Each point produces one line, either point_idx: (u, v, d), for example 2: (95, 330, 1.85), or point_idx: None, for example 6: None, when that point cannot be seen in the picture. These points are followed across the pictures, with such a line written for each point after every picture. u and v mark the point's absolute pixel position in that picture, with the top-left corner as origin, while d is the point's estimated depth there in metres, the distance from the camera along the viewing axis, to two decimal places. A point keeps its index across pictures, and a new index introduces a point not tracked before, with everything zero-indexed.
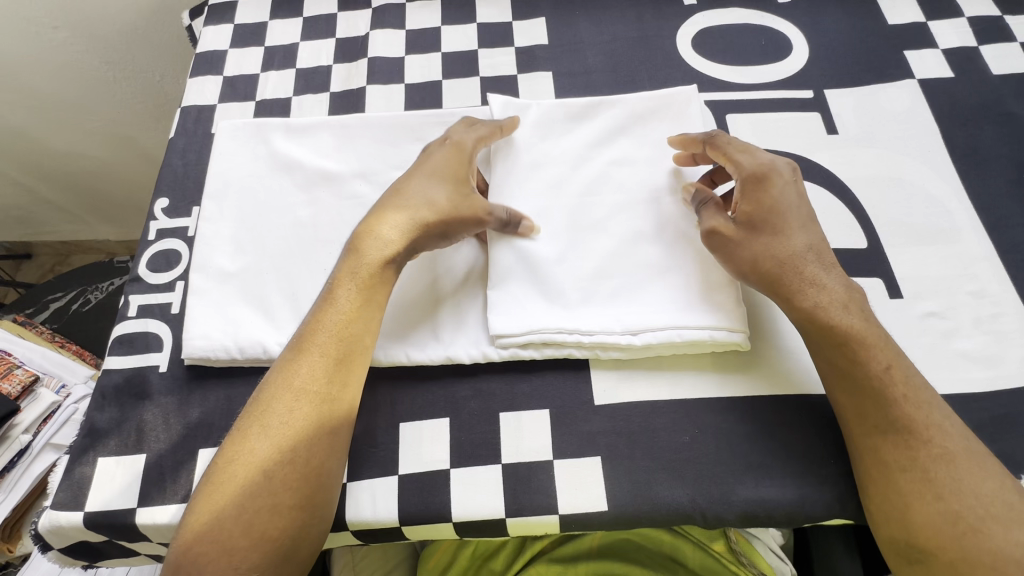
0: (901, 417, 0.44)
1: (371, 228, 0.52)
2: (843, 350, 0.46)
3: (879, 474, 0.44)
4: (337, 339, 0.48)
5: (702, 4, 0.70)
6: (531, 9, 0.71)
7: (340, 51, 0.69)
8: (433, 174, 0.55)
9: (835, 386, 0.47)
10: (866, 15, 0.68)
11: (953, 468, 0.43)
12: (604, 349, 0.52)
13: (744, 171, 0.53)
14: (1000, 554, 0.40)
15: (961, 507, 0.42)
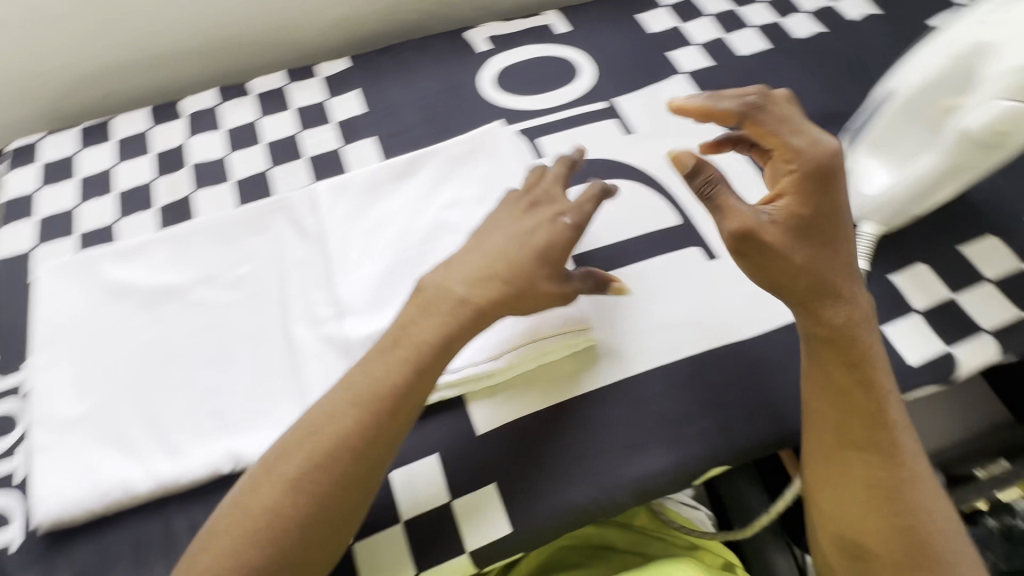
0: (884, 439, 0.48)
1: (426, 320, 0.48)
2: (838, 357, 0.48)
3: (845, 486, 0.48)
4: (359, 466, 0.44)
5: (495, 47, 0.78)
6: (341, 83, 0.75)
7: (160, 165, 0.69)
8: (493, 260, 0.48)
9: (845, 405, 0.48)
10: (631, 31, 0.79)
11: (913, 486, 0.47)
12: (471, 380, 0.53)
13: (791, 178, 0.46)
14: (932, 563, 0.46)
15: (913, 521, 0.46)
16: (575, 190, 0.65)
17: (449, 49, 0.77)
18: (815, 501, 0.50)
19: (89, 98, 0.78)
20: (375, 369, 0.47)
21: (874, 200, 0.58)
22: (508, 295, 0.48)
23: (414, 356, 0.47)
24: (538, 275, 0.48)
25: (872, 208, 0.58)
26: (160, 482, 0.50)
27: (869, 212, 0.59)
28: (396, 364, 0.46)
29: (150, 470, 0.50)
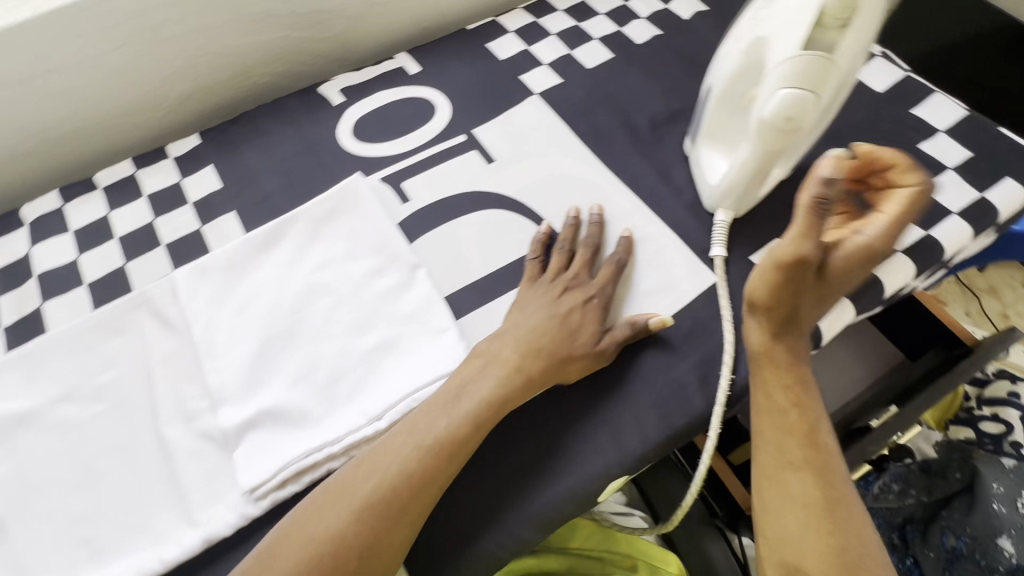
0: (815, 456, 0.49)
1: (466, 400, 0.50)
2: (777, 378, 0.51)
3: (785, 505, 0.48)
4: (406, 522, 0.46)
5: (349, 98, 0.77)
6: (194, 161, 0.73)
7: (4, 281, 0.65)
8: (526, 335, 0.53)
9: (780, 426, 0.51)
10: (482, 60, 0.80)
11: (848, 508, 0.48)
12: (357, 446, 0.53)
13: (857, 241, 0.51)
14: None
15: (852, 543, 0.46)
16: (443, 229, 0.66)
17: (302, 107, 0.77)
18: (762, 529, 0.50)
19: None
20: (428, 432, 0.48)
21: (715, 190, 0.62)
22: (553, 367, 0.52)
23: (463, 419, 0.49)
24: (573, 342, 0.53)
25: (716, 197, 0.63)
26: None
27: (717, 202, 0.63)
28: (444, 431, 0.48)
29: None
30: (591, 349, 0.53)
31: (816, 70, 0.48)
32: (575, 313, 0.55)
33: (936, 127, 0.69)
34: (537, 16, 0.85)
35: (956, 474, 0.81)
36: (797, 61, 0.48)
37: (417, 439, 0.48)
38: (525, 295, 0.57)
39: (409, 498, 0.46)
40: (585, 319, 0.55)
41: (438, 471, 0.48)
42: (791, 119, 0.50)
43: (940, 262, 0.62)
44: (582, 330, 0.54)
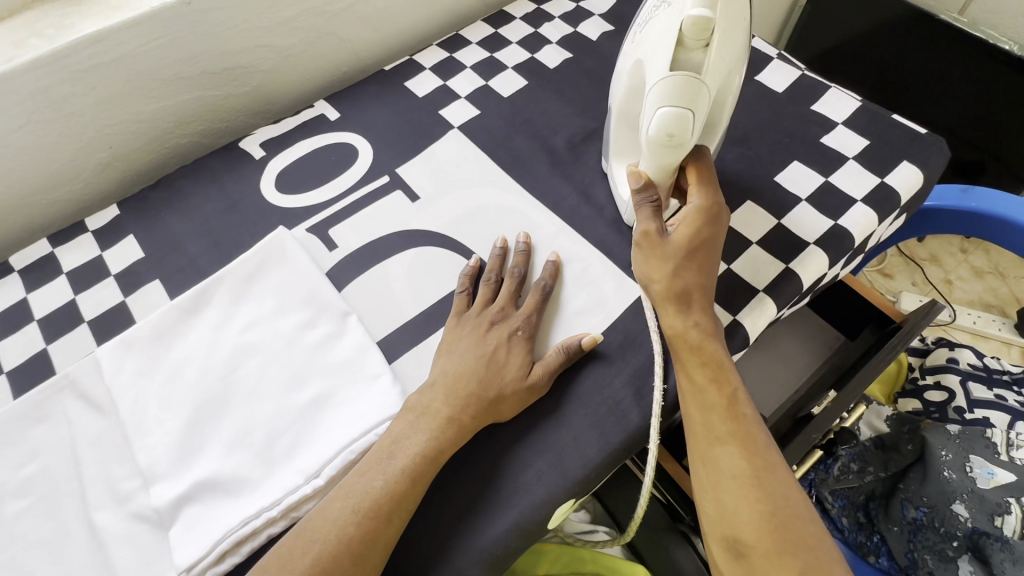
0: (740, 428, 0.50)
1: (399, 456, 0.50)
2: (692, 360, 0.53)
3: (720, 481, 0.49)
4: None
5: (271, 151, 0.77)
6: (115, 232, 0.71)
7: None
8: (454, 380, 0.54)
9: (704, 404, 0.52)
10: (401, 99, 0.81)
11: (776, 472, 0.49)
12: (297, 507, 0.51)
13: (690, 210, 0.57)
14: (804, 545, 0.46)
15: (783, 507, 0.47)
16: (373, 273, 0.66)
17: (223, 165, 0.76)
18: (702, 508, 0.51)
19: None
20: (365, 494, 0.48)
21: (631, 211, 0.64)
22: (483, 411, 0.53)
23: (404, 474, 0.49)
24: (503, 382, 0.54)
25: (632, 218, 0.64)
26: None
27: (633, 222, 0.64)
28: (381, 490, 0.48)
29: None
30: (520, 386, 0.54)
31: (689, 87, 0.51)
32: (501, 349, 0.55)
33: (834, 120, 0.73)
34: (451, 51, 0.87)
35: (908, 446, 0.84)
36: (669, 79, 0.51)
37: (360, 495, 0.48)
38: (454, 333, 0.58)
39: (352, 564, 0.46)
40: (511, 355, 0.55)
41: (384, 525, 0.47)
42: (674, 136, 0.53)
43: (853, 249, 0.65)
44: (508, 367, 0.54)
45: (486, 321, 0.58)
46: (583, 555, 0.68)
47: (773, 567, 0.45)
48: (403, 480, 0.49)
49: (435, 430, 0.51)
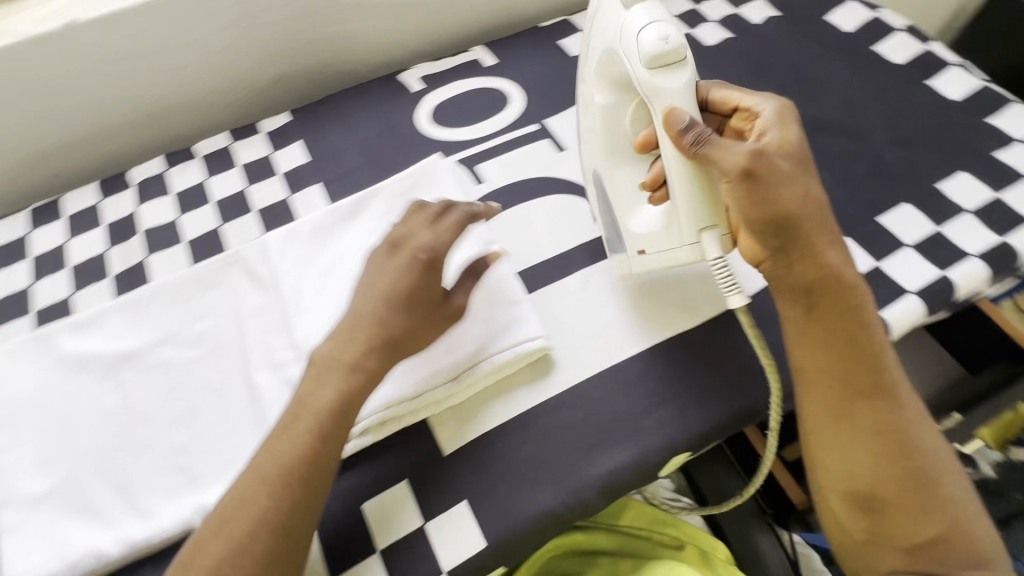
0: (883, 383, 0.49)
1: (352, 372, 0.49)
2: (832, 312, 0.49)
3: (857, 440, 0.49)
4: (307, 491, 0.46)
5: (428, 86, 0.82)
6: (284, 137, 0.78)
7: (112, 235, 0.70)
8: (357, 318, 0.50)
9: (847, 354, 0.49)
10: (555, 54, 0.84)
11: (917, 427, 0.49)
12: (433, 403, 0.55)
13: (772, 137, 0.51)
14: (939, 498, 0.48)
15: (921, 462, 0.48)
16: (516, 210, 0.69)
17: (383, 92, 0.81)
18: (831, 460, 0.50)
19: (35, 180, 0.79)
20: (315, 399, 0.48)
21: (646, 227, 0.55)
22: (388, 346, 0.50)
23: (312, 436, 0.47)
24: (424, 313, 0.51)
25: (648, 236, 0.55)
26: (132, 543, 0.50)
27: (659, 243, 0.54)
28: (334, 393, 0.48)
29: (125, 533, 0.50)
30: (440, 313, 0.53)
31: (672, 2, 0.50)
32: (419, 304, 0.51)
33: (1011, 136, 0.69)
34: None
35: (1016, 494, 0.80)
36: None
37: (262, 471, 0.46)
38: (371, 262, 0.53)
39: (316, 469, 0.46)
40: (398, 314, 0.50)
41: (286, 514, 0.45)
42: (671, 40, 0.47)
43: (1014, 268, 0.62)
44: (433, 318, 0.52)
45: (388, 257, 0.52)
46: (666, 518, 0.69)
47: (904, 516, 0.48)
48: (300, 457, 0.46)
49: (358, 376, 0.49)
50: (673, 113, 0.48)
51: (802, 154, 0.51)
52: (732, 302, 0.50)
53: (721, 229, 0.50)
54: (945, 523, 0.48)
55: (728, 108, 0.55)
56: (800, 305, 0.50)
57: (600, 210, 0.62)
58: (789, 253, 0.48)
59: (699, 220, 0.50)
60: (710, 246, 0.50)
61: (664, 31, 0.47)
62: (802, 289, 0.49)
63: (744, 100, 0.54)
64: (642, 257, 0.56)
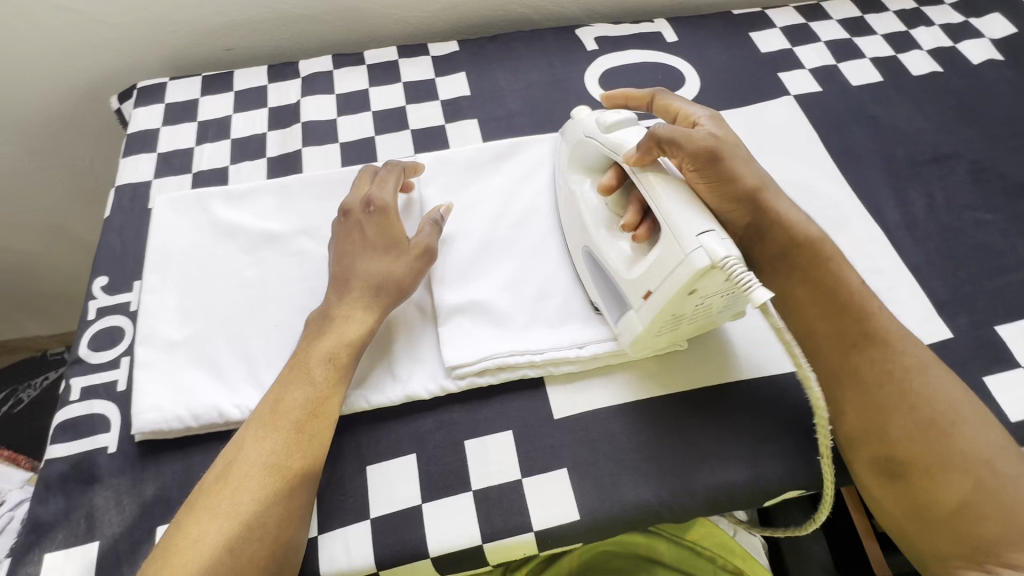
0: (870, 336, 0.50)
1: (320, 344, 0.51)
2: (808, 270, 0.52)
3: (865, 400, 0.48)
4: (315, 430, 0.48)
5: (603, 49, 0.79)
6: (450, 65, 0.77)
7: (274, 119, 0.72)
8: (350, 264, 0.55)
9: (831, 312, 0.51)
10: (742, 47, 0.78)
11: (924, 378, 0.48)
12: (555, 364, 0.54)
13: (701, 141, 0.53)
14: (968, 456, 0.45)
15: (933, 412, 0.47)
16: None
17: (557, 44, 0.79)
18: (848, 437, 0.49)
19: (212, 52, 0.82)
20: (311, 348, 0.51)
21: (637, 272, 0.50)
22: (371, 296, 0.54)
23: (311, 386, 0.49)
24: (393, 272, 0.55)
25: (644, 275, 0.49)
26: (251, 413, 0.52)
27: (658, 274, 0.47)
28: (329, 346, 0.51)
29: (242, 401, 0.52)
30: (412, 264, 0.56)
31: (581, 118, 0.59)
32: (397, 249, 0.56)
33: None
34: (808, 19, 0.81)
35: None
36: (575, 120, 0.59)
37: (280, 408, 0.48)
38: (335, 228, 0.58)
39: (315, 412, 0.48)
40: (377, 262, 0.55)
41: (296, 452, 0.46)
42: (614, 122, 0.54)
43: None
44: (405, 265, 0.56)
45: (354, 223, 0.57)
46: (734, 546, 0.64)
47: (937, 482, 0.45)
48: (313, 403, 0.48)
49: (356, 312, 0.53)
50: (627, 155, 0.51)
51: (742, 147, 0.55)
52: (755, 298, 0.42)
53: (719, 233, 0.45)
54: (984, 485, 0.44)
55: (671, 117, 0.58)
56: (782, 269, 0.53)
57: (599, 295, 0.56)
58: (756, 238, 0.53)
59: (695, 223, 0.46)
60: (710, 245, 0.44)
61: (601, 115, 0.55)
62: (780, 254, 0.53)
63: (679, 108, 0.57)
64: (646, 302, 0.49)
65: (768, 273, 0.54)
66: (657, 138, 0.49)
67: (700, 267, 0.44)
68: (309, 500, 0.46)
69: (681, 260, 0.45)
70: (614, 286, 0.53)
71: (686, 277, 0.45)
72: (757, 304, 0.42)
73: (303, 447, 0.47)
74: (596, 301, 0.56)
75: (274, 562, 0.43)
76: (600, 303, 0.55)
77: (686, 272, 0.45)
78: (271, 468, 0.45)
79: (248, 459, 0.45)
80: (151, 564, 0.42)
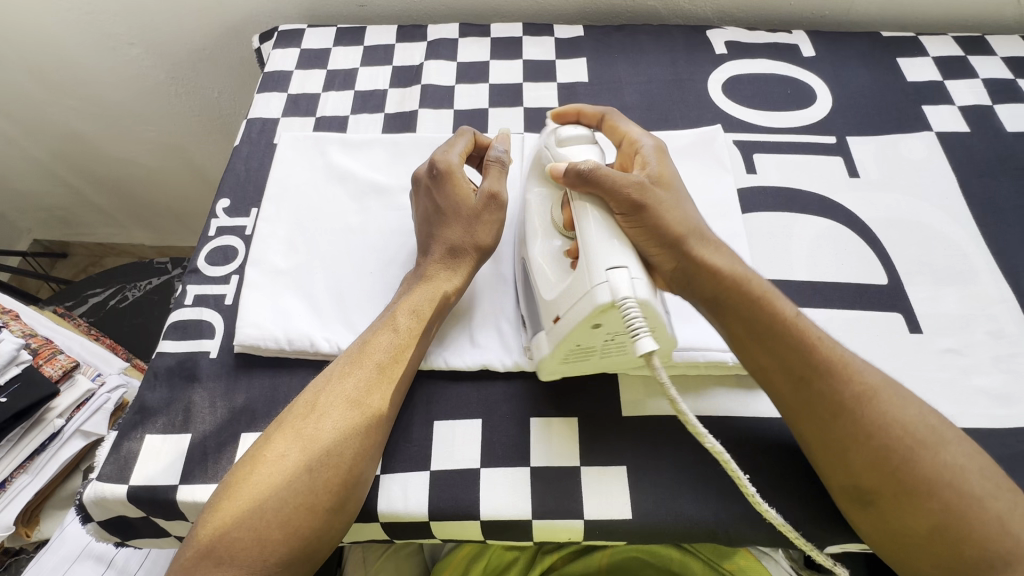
0: (818, 367, 0.46)
1: (407, 301, 0.53)
2: (747, 311, 0.48)
3: (827, 440, 0.45)
4: (393, 375, 0.50)
5: (732, 54, 0.76)
6: (573, 50, 0.77)
7: (396, 78, 0.75)
8: (423, 223, 0.57)
9: (766, 341, 0.47)
10: (886, 72, 0.73)
11: (875, 407, 0.44)
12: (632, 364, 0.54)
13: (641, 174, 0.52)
14: (932, 481, 0.42)
15: (886, 443, 0.43)
16: (779, 217, 0.62)
17: (685, 43, 0.77)
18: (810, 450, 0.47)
19: (348, 8, 0.85)
20: (400, 298, 0.54)
21: (553, 295, 0.48)
22: (449, 257, 0.55)
23: (398, 334, 0.51)
24: (467, 234, 0.56)
25: (555, 301, 0.48)
26: (339, 349, 0.55)
27: (567, 301, 0.46)
28: (416, 301, 0.53)
29: (332, 336, 0.55)
30: (488, 224, 0.56)
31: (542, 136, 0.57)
32: (471, 212, 0.56)
33: None
34: (966, 52, 0.75)
35: None
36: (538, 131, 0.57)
37: (364, 351, 0.51)
38: (412, 196, 0.60)
39: (394, 359, 0.51)
40: (456, 225, 0.56)
41: (375, 394, 0.49)
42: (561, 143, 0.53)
43: None
44: (484, 224, 0.56)
45: (425, 188, 0.57)
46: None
47: (905, 514, 0.42)
48: (396, 348, 0.51)
49: (438, 272, 0.55)
50: (554, 168, 0.51)
51: (678, 191, 0.52)
52: (638, 348, 0.42)
53: (631, 270, 0.44)
54: (952, 507, 0.41)
55: (618, 140, 0.57)
56: (715, 311, 0.49)
57: (525, 308, 0.54)
58: (697, 284, 0.49)
59: (609, 258, 0.45)
60: (614, 282, 0.43)
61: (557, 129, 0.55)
62: (709, 299, 0.49)
63: (625, 131, 0.56)
64: (554, 327, 0.48)
65: (704, 313, 0.50)
66: (581, 173, 0.49)
67: (599, 303, 0.43)
68: (382, 440, 0.49)
69: (585, 291, 0.45)
70: (536, 305, 0.52)
71: (587, 310, 0.44)
72: (643, 354, 0.42)
73: (379, 389, 0.49)
74: (523, 316, 0.55)
75: (346, 492, 0.45)
76: (524, 316, 0.55)
77: (589, 305, 0.44)
78: (354, 403, 0.48)
79: (334, 392, 0.48)
80: (235, 474, 0.45)
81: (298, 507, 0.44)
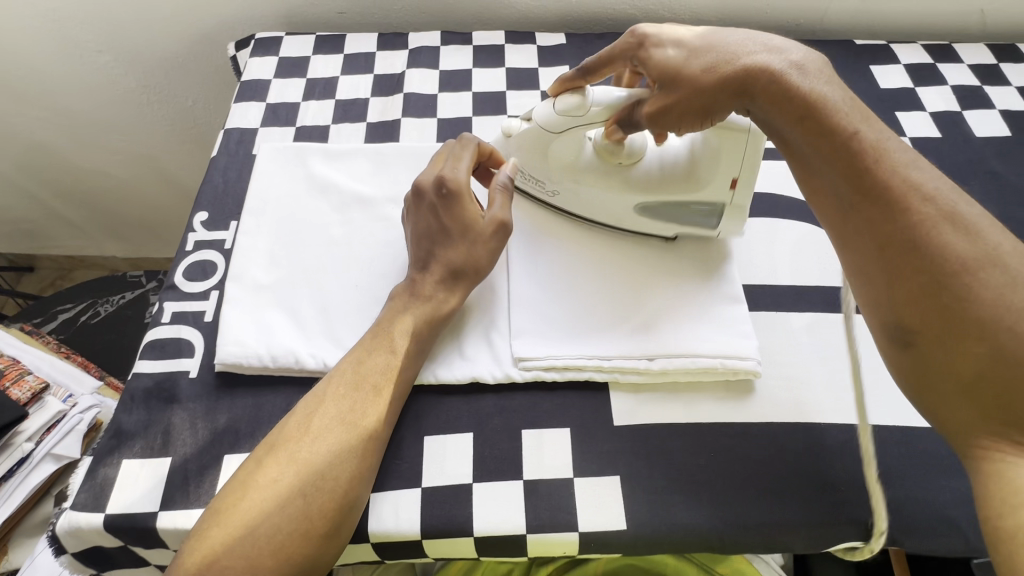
0: (876, 187, 0.42)
1: (404, 321, 0.52)
2: (807, 132, 0.45)
3: (870, 271, 0.42)
4: (388, 394, 0.49)
5: None
6: (556, 58, 0.77)
7: (378, 87, 0.74)
8: (422, 239, 0.56)
9: (823, 164, 0.44)
10: (859, 79, 0.75)
11: (934, 234, 0.40)
12: (622, 372, 0.54)
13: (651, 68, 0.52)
14: (987, 323, 0.38)
15: (937, 274, 0.39)
16: (761, 224, 0.63)
17: None
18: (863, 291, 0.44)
19: (327, 15, 0.84)
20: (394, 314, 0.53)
21: (715, 175, 0.55)
22: (449, 277, 0.55)
23: (393, 353, 0.50)
24: (467, 254, 0.55)
25: (722, 172, 0.55)
26: (325, 365, 0.53)
27: (734, 163, 0.54)
28: (412, 319, 0.52)
29: (318, 352, 0.54)
30: (490, 245, 0.56)
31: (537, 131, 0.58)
32: (472, 231, 0.55)
33: None
34: (935, 60, 0.77)
35: None
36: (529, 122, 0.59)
37: (360, 371, 0.50)
38: (407, 211, 0.58)
39: (390, 378, 0.50)
40: (456, 245, 0.55)
41: (369, 414, 0.48)
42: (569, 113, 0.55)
43: None
44: (484, 245, 0.56)
45: (426, 204, 0.56)
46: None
47: (947, 355, 0.39)
48: (392, 369, 0.50)
49: (437, 291, 0.54)
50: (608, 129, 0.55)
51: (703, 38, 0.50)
52: None
53: None
54: (1005, 353, 0.37)
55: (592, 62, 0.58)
56: (784, 137, 0.47)
57: (675, 223, 0.59)
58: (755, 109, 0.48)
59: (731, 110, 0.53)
60: None
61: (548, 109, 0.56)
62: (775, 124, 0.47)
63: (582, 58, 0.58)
64: (737, 190, 0.55)
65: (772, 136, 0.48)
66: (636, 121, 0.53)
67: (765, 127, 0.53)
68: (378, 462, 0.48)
69: (747, 137, 0.53)
70: (698, 205, 0.58)
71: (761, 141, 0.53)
72: None
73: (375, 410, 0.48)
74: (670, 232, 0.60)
75: (340, 517, 0.44)
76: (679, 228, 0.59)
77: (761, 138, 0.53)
78: (348, 425, 0.47)
79: (327, 414, 0.47)
80: (225, 495, 0.44)
81: (292, 533, 0.43)
